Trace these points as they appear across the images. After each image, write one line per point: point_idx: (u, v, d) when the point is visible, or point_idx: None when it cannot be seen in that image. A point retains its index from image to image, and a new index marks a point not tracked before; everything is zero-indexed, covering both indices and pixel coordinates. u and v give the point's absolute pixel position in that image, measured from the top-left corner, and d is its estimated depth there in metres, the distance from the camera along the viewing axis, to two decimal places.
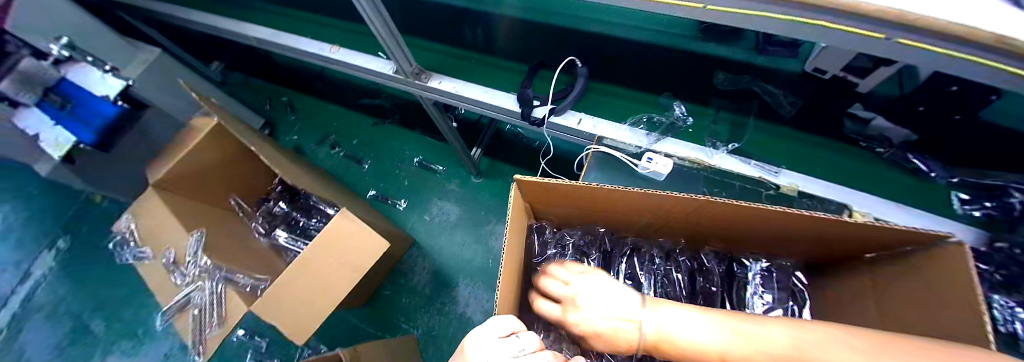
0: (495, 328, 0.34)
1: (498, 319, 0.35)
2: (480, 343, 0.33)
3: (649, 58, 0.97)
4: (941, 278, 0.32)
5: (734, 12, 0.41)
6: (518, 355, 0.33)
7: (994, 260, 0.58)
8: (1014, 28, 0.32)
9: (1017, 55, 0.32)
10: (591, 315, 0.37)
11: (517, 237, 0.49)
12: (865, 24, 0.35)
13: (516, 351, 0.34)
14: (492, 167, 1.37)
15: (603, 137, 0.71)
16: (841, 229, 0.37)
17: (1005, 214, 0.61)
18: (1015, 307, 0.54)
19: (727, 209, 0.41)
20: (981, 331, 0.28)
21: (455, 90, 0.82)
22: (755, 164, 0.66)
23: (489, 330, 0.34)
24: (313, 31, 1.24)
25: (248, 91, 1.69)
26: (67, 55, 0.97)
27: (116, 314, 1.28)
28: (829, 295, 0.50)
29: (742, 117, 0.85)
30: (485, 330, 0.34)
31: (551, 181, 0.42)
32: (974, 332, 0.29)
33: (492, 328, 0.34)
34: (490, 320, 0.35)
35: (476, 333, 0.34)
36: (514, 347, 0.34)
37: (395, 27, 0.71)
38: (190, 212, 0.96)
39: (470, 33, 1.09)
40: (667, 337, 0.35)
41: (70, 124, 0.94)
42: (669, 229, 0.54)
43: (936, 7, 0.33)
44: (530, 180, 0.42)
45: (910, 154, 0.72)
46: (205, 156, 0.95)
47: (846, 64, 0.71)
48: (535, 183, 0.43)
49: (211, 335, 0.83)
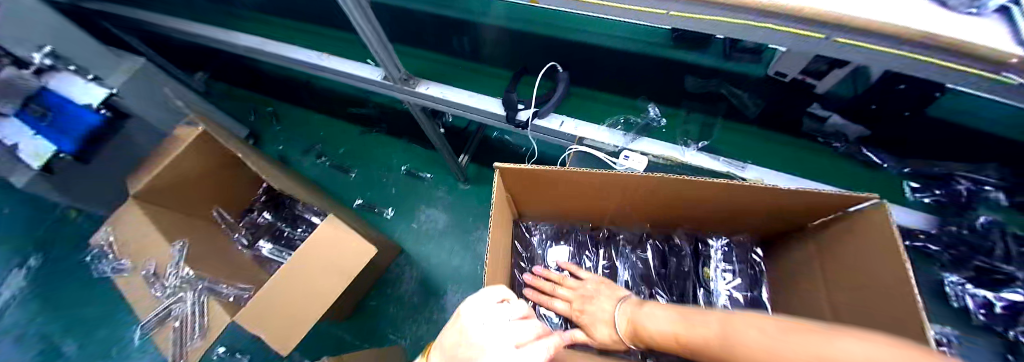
0: (488, 296, 0.35)
1: (490, 288, 0.35)
2: (473, 309, 0.34)
3: (628, 66, 1.02)
4: (871, 235, 0.36)
5: (693, 17, 0.45)
6: (511, 320, 0.34)
7: (943, 239, 0.62)
8: (943, 26, 0.36)
9: (947, 51, 0.36)
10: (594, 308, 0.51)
11: (502, 226, 0.52)
12: (810, 27, 0.40)
13: (510, 316, 0.35)
14: (480, 173, 1.39)
15: (584, 138, 0.75)
16: (786, 197, 0.42)
17: (953, 199, 0.66)
18: (964, 283, 0.59)
19: (691, 188, 0.44)
20: (910, 298, 0.31)
21: (442, 95, 0.85)
22: (724, 160, 0.69)
23: (483, 297, 0.34)
24: (305, 42, 1.26)
25: (232, 102, 1.69)
26: (50, 64, 0.96)
27: (90, 335, 1.24)
28: (784, 266, 0.54)
29: (710, 118, 0.94)
30: (478, 298, 0.35)
31: (531, 167, 0.44)
32: (892, 278, 0.34)
33: (485, 295, 0.35)
34: (484, 290, 0.35)
35: (470, 302, 0.34)
36: (506, 312, 0.35)
37: (385, 34, 0.74)
38: (172, 224, 0.95)
39: (457, 43, 1.13)
40: (639, 324, 0.44)
41: (49, 133, 0.93)
42: (639, 213, 0.58)
43: (871, 9, 0.37)
44: (512, 167, 0.44)
45: (864, 148, 0.80)
46: (190, 163, 0.95)
47: (803, 68, 0.74)
48: (518, 171, 0.46)
49: (192, 346, 0.80)
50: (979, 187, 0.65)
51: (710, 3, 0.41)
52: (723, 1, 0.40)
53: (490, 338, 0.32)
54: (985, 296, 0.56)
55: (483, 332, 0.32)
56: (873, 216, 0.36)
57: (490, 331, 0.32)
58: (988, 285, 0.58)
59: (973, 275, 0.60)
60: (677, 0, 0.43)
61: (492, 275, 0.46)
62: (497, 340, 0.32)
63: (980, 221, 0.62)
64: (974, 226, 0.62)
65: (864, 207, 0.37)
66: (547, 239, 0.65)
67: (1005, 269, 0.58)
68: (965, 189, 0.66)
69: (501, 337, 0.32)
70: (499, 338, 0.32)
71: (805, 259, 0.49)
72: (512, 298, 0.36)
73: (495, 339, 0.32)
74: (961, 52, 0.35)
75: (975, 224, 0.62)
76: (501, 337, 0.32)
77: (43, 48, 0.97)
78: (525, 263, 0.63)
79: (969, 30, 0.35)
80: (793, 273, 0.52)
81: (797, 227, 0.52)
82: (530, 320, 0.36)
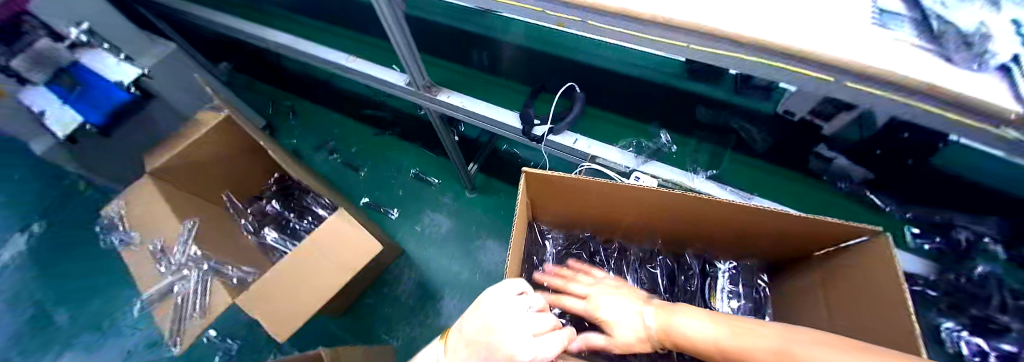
0: (508, 288, 0.37)
1: (510, 280, 0.37)
2: (495, 299, 0.36)
3: (640, 92, 1.06)
4: (873, 269, 0.38)
5: (710, 51, 0.48)
6: (529, 310, 0.36)
7: (941, 287, 0.66)
8: (944, 78, 0.38)
9: (949, 100, 0.39)
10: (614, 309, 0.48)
11: (520, 230, 0.53)
12: (820, 70, 0.43)
13: (527, 306, 0.37)
14: (487, 184, 1.42)
15: (596, 156, 0.77)
16: (795, 224, 0.44)
17: (953, 248, 0.69)
18: (960, 330, 0.62)
19: (706, 208, 0.46)
20: (910, 331, 0.32)
21: (462, 104, 0.88)
22: (730, 190, 0.71)
23: (504, 288, 0.36)
24: (332, 42, 1.32)
25: (252, 94, 1.73)
26: (85, 40, 0.98)
27: (82, 305, 1.28)
28: (786, 291, 0.56)
29: (720, 148, 0.96)
30: (499, 288, 0.37)
31: (555, 174, 0.46)
32: (894, 310, 0.35)
33: (505, 287, 0.37)
34: (504, 282, 0.37)
35: (492, 292, 0.37)
36: (525, 303, 0.37)
37: (415, 44, 0.77)
38: (183, 204, 0.96)
39: (477, 56, 1.18)
40: (669, 328, 0.43)
41: (80, 105, 0.96)
42: (652, 229, 0.60)
43: (878, 58, 0.40)
44: (537, 172, 0.46)
45: (870, 193, 0.82)
46: (211, 145, 0.98)
47: (812, 108, 0.77)
48: (541, 177, 0.48)
49: (190, 326, 0.80)
50: (978, 240, 0.69)
51: (727, 39, 0.44)
52: (740, 38, 0.43)
53: (510, 326, 0.34)
54: (979, 344, 0.60)
55: (504, 320, 0.35)
56: (874, 248, 0.38)
57: (511, 320, 0.34)
58: (984, 333, 0.60)
59: (970, 322, 0.62)
60: (698, 34, 0.46)
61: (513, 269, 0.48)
62: (517, 329, 0.34)
63: (977, 272, 0.64)
64: (970, 275, 0.64)
65: (866, 240, 0.39)
66: (559, 247, 0.67)
67: (999, 319, 0.59)
68: (964, 240, 0.69)
69: (520, 326, 0.34)
70: (518, 327, 0.34)
71: (808, 286, 0.51)
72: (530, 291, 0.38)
73: (513, 328, 0.34)
74: (959, 103, 0.38)
75: (972, 274, 0.65)
76: (520, 326, 0.34)
77: (81, 24, 0.99)
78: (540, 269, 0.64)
79: (967, 84, 0.38)
80: (795, 300, 0.54)
81: (804, 256, 0.53)
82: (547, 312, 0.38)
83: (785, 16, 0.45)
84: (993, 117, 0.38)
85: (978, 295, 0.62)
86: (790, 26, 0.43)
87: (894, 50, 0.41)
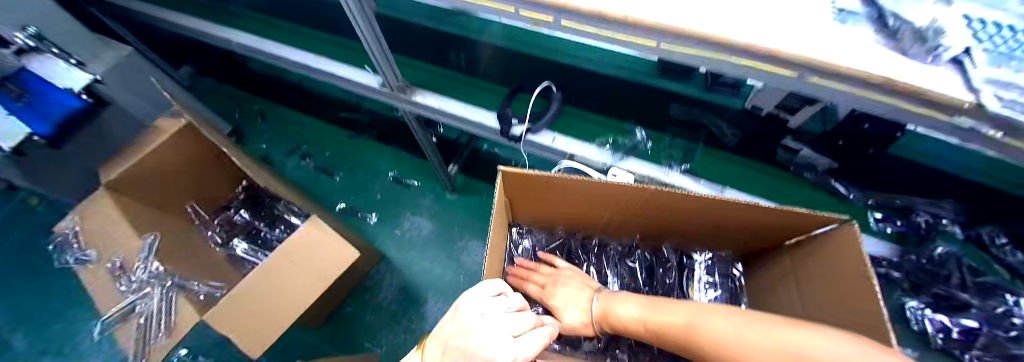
0: (485, 289, 0.35)
1: (488, 281, 0.36)
2: (473, 301, 0.34)
3: (616, 89, 1.07)
4: (841, 257, 0.38)
5: (678, 49, 0.48)
6: (507, 312, 0.35)
7: (904, 267, 0.69)
8: (899, 70, 0.40)
9: (904, 90, 0.40)
10: (567, 295, 0.55)
11: (499, 231, 0.52)
12: (781, 65, 0.44)
13: (505, 308, 0.35)
14: (468, 185, 1.40)
15: (575, 154, 0.77)
16: (766, 215, 0.44)
17: (912, 229, 0.73)
18: (925, 309, 0.65)
19: (679, 201, 0.46)
20: (877, 314, 0.33)
21: (437, 105, 0.86)
22: (704, 183, 0.72)
23: (481, 290, 0.35)
24: (302, 43, 1.28)
25: (219, 99, 1.66)
26: (33, 45, 0.94)
27: (41, 330, 1.15)
28: (758, 280, 0.58)
29: (692, 144, 0.98)
30: (476, 290, 0.35)
31: (532, 172, 0.45)
32: (862, 294, 0.35)
33: (483, 289, 0.35)
34: (481, 284, 0.36)
35: (469, 294, 0.35)
36: (502, 304, 0.35)
37: (387, 45, 0.75)
38: (143, 218, 0.91)
39: (453, 57, 1.17)
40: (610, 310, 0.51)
41: (27, 115, 0.93)
42: (629, 224, 0.60)
43: (835, 53, 0.41)
44: (515, 171, 0.45)
45: (833, 180, 0.84)
46: (174, 152, 0.93)
47: (778, 103, 0.81)
48: (519, 175, 0.46)
49: (154, 345, 0.75)
50: (937, 221, 0.73)
51: (691, 37, 0.45)
52: (705, 36, 0.44)
53: (489, 328, 0.33)
54: (941, 320, 0.63)
55: (482, 322, 0.33)
56: (840, 235, 0.39)
57: (489, 321, 0.33)
58: (947, 310, 0.64)
59: (932, 300, 0.66)
60: (667, 33, 0.46)
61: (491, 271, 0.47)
62: (496, 329, 0.32)
63: (937, 252, 0.69)
64: (931, 256, 0.68)
65: (833, 227, 0.40)
66: (540, 245, 0.67)
67: (960, 296, 0.64)
68: (923, 222, 0.73)
69: (499, 327, 0.33)
70: (498, 328, 0.33)
71: (778, 275, 0.52)
72: (507, 292, 0.37)
73: (492, 328, 0.32)
74: (913, 92, 0.40)
75: (932, 254, 0.69)
76: (500, 327, 0.33)
77: (28, 29, 0.93)
78: None
79: (928, 78, 0.39)
80: (768, 288, 0.55)
81: (773, 245, 0.54)
82: (525, 312, 0.37)
83: (748, 14, 0.45)
84: (945, 104, 0.39)
85: (938, 274, 0.66)
86: (751, 23, 0.44)
87: (849, 44, 0.43)
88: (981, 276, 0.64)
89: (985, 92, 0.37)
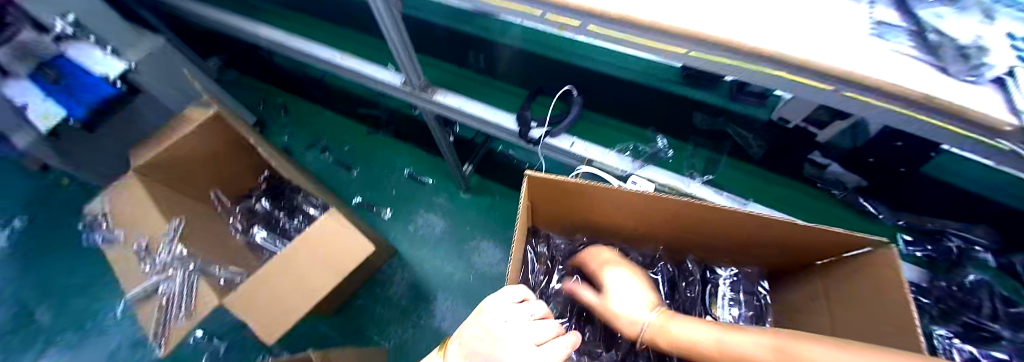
0: (509, 295, 0.35)
1: (511, 287, 0.35)
2: (496, 306, 0.34)
3: (635, 97, 1.06)
4: (878, 274, 0.37)
5: (707, 58, 0.48)
6: (531, 319, 0.34)
7: (933, 293, 0.66)
8: (939, 88, 0.39)
9: (938, 110, 0.39)
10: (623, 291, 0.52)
11: (521, 235, 0.52)
12: (817, 79, 0.43)
13: (528, 315, 0.34)
14: (481, 185, 1.41)
15: (593, 160, 0.77)
16: (799, 233, 0.43)
17: (942, 254, 0.71)
18: (953, 337, 0.60)
19: (707, 214, 0.45)
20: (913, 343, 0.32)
21: (457, 105, 0.87)
22: (726, 195, 0.71)
23: (504, 296, 0.35)
24: (326, 39, 1.30)
25: (242, 89, 1.71)
26: (71, 32, 0.97)
27: (65, 304, 1.20)
28: (784, 299, 0.56)
29: (716, 154, 0.99)
30: (499, 296, 0.35)
31: (559, 178, 0.45)
32: (902, 320, 0.34)
33: (506, 294, 0.35)
34: (504, 289, 0.36)
35: (492, 299, 0.35)
36: (525, 311, 0.35)
37: (411, 43, 0.76)
38: (172, 202, 0.95)
39: (473, 58, 1.19)
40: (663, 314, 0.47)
41: (63, 99, 0.95)
42: (653, 235, 0.59)
43: (875, 68, 0.40)
44: (541, 176, 0.45)
45: (861, 198, 0.83)
46: (202, 140, 0.96)
47: (807, 115, 0.79)
48: (545, 180, 0.46)
49: (176, 326, 0.78)
50: (969, 247, 0.69)
51: (724, 46, 0.44)
52: (738, 46, 0.43)
53: (512, 335, 0.33)
54: (972, 352, 0.57)
55: (506, 329, 0.33)
56: (876, 258, 0.38)
57: (513, 329, 0.33)
58: (975, 341, 0.58)
59: (961, 329, 0.61)
60: (697, 41, 0.45)
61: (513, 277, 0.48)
62: (520, 338, 0.32)
63: (969, 279, 0.65)
64: (962, 283, 0.65)
65: (868, 249, 0.39)
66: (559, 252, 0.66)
67: (990, 327, 0.59)
68: (955, 247, 0.70)
69: (523, 335, 0.33)
70: (521, 336, 0.33)
71: (810, 295, 0.50)
72: (531, 298, 0.36)
73: (515, 336, 0.32)
74: (955, 114, 0.38)
75: (964, 281, 0.66)
76: (523, 335, 0.33)
77: (67, 16, 0.96)
78: (542, 277, 0.63)
79: (966, 96, 0.38)
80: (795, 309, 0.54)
81: (804, 265, 0.53)
82: (550, 319, 0.36)
83: (783, 25, 0.44)
84: (989, 129, 0.38)
85: (968, 303, 0.63)
86: (787, 36, 0.43)
87: (889, 60, 0.41)
88: (1015, 307, 0.60)
89: None
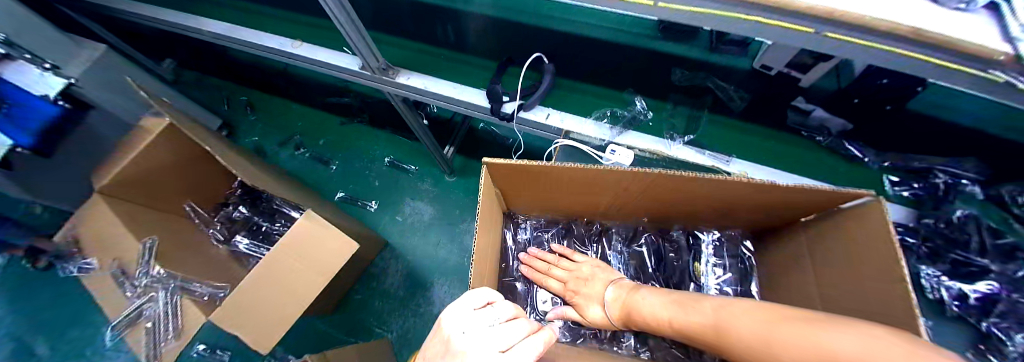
0: (469, 301, 0.34)
1: (474, 292, 0.35)
2: (456, 316, 0.32)
3: (612, 58, 1.02)
4: (868, 231, 0.35)
5: (678, 8, 0.43)
6: (494, 325, 0.33)
7: (921, 232, 0.67)
8: (929, 21, 0.35)
9: (926, 44, 0.36)
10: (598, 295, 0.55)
11: (489, 224, 0.49)
12: (799, 20, 0.38)
13: (492, 320, 0.33)
14: (465, 165, 1.37)
15: (570, 131, 0.72)
16: (776, 192, 0.41)
17: (930, 192, 0.69)
18: (940, 275, 0.62)
19: (679, 182, 0.43)
20: (908, 304, 0.30)
21: (422, 86, 0.81)
22: (708, 154, 0.69)
23: (464, 303, 0.33)
24: (278, 28, 1.20)
25: (202, 91, 1.60)
26: (3, 52, 0.85)
27: (61, 335, 1.20)
28: (769, 261, 0.56)
29: (698, 111, 0.91)
30: (459, 304, 0.33)
31: (521, 162, 0.41)
32: (893, 281, 0.32)
33: (467, 301, 0.34)
34: (465, 294, 0.34)
35: (452, 308, 0.33)
36: (489, 316, 0.33)
37: (361, 22, 0.69)
38: (143, 220, 0.91)
39: (440, 30, 1.10)
40: (632, 306, 0.52)
41: (3, 124, 0.88)
42: (631, 207, 0.56)
43: (860, 2, 0.36)
44: (501, 162, 0.42)
45: (846, 142, 0.80)
46: (164, 155, 0.90)
47: (788, 61, 0.78)
48: (506, 166, 0.43)
49: (166, 347, 0.77)
50: (956, 181, 0.68)
51: None
52: None
53: (473, 346, 0.30)
54: (960, 289, 0.60)
55: (465, 341, 0.30)
56: (863, 214, 0.36)
57: (473, 340, 0.31)
58: (962, 277, 0.61)
59: (950, 267, 0.63)
60: None
61: (484, 272, 0.46)
62: (480, 346, 0.30)
63: (956, 215, 0.65)
64: (949, 220, 0.65)
65: (855, 204, 0.37)
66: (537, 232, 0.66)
67: (977, 261, 0.61)
68: (943, 183, 0.69)
69: (485, 343, 0.31)
70: (483, 344, 0.31)
71: (795, 253, 0.49)
72: (495, 300, 0.35)
73: (478, 346, 0.30)
74: (948, 48, 0.35)
75: (951, 217, 0.65)
76: (484, 343, 0.31)
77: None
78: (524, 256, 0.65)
79: (957, 26, 0.35)
80: (778, 268, 0.53)
81: (789, 223, 0.51)
82: (519, 320, 0.35)
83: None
84: (989, 60, 0.34)
85: (957, 240, 0.63)
86: None
87: None
88: (1000, 238, 0.61)
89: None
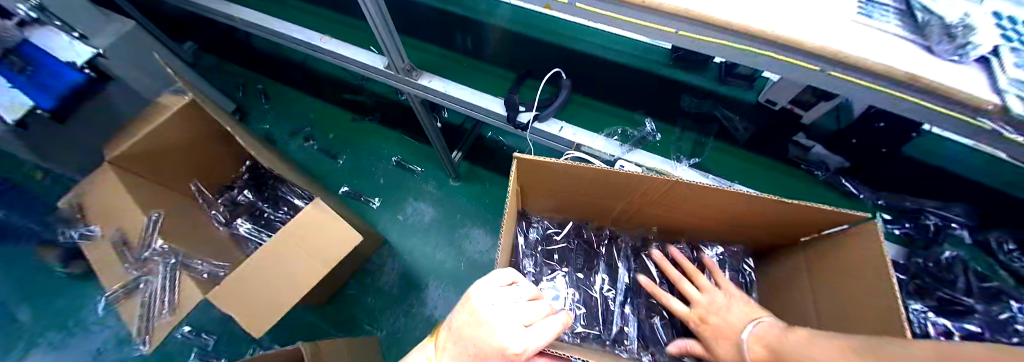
0: (497, 279, 0.36)
1: (501, 271, 0.37)
2: (484, 290, 0.36)
3: (624, 81, 1.06)
4: (865, 256, 0.38)
5: (696, 38, 0.46)
6: (517, 301, 0.36)
7: (910, 270, 0.70)
8: (925, 67, 0.38)
9: (920, 89, 0.39)
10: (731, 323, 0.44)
11: (510, 219, 0.52)
12: (806, 58, 0.42)
13: (516, 298, 0.36)
14: (471, 172, 1.40)
15: (580, 145, 0.76)
16: (782, 209, 0.44)
17: (923, 233, 0.75)
18: (926, 311, 0.62)
19: (695, 192, 0.46)
20: (898, 322, 0.33)
21: (442, 89, 0.84)
22: (712, 178, 0.72)
23: (492, 280, 0.36)
24: (306, 23, 1.24)
25: (219, 76, 1.63)
26: (35, 17, 0.91)
27: (47, 303, 1.19)
28: (770, 277, 0.58)
29: (703, 137, 0.97)
30: (487, 281, 0.36)
31: (550, 161, 0.44)
32: (886, 302, 0.35)
33: (494, 278, 0.36)
34: (492, 273, 0.37)
35: (481, 284, 0.36)
36: (513, 294, 0.36)
37: (392, 23, 0.73)
38: (150, 194, 0.91)
39: (460, 40, 1.15)
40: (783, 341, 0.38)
41: (28, 88, 0.88)
42: (643, 215, 0.59)
43: (862, 47, 0.40)
44: (531, 158, 0.44)
45: (842, 178, 0.85)
46: (181, 131, 0.91)
47: (793, 98, 0.82)
48: (535, 163, 0.46)
49: (159, 322, 0.77)
50: (946, 224, 0.74)
51: (713, 25, 0.43)
52: (728, 25, 0.42)
53: (500, 317, 0.34)
54: (945, 324, 0.60)
55: (493, 312, 0.35)
56: (863, 234, 0.38)
57: (501, 311, 0.34)
58: (949, 314, 0.62)
59: (936, 304, 0.64)
60: (685, 20, 0.44)
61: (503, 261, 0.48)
62: (508, 319, 0.34)
63: (944, 255, 0.68)
64: (938, 259, 0.69)
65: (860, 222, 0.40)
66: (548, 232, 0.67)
67: (964, 301, 0.63)
68: (933, 224, 0.74)
69: (510, 316, 0.34)
70: (509, 317, 0.34)
71: (795, 270, 0.51)
72: (518, 281, 0.38)
73: (504, 318, 0.34)
74: (941, 94, 0.38)
75: (940, 257, 0.69)
76: (510, 316, 0.34)
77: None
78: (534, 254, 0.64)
79: (950, 74, 0.38)
80: (778, 285, 0.55)
81: (788, 242, 0.55)
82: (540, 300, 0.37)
83: (772, 2, 0.43)
84: (978, 109, 0.37)
85: (944, 279, 0.66)
86: (778, 14, 0.42)
87: (876, 39, 0.41)
88: (987, 282, 0.63)
89: (1011, 93, 0.36)
